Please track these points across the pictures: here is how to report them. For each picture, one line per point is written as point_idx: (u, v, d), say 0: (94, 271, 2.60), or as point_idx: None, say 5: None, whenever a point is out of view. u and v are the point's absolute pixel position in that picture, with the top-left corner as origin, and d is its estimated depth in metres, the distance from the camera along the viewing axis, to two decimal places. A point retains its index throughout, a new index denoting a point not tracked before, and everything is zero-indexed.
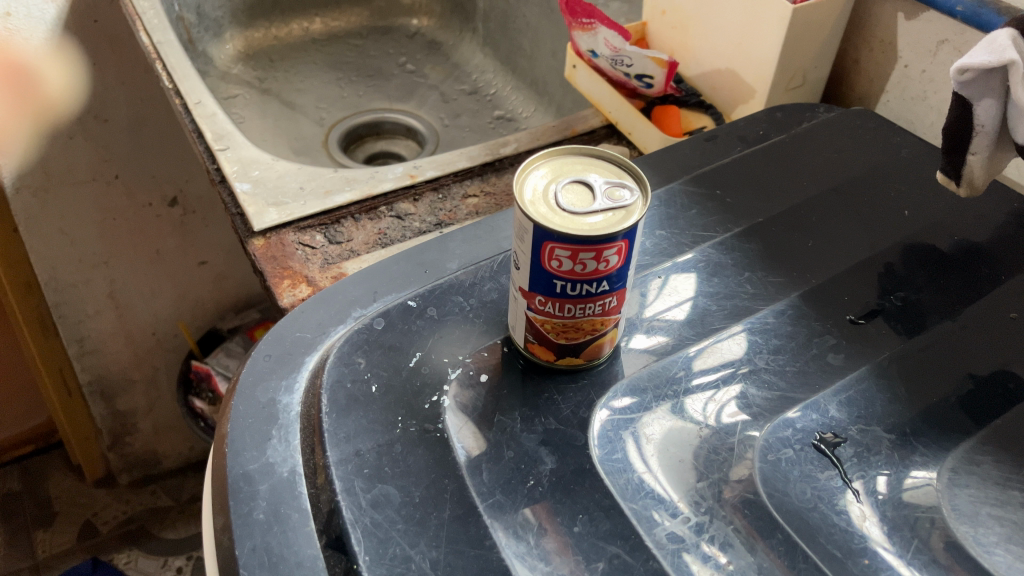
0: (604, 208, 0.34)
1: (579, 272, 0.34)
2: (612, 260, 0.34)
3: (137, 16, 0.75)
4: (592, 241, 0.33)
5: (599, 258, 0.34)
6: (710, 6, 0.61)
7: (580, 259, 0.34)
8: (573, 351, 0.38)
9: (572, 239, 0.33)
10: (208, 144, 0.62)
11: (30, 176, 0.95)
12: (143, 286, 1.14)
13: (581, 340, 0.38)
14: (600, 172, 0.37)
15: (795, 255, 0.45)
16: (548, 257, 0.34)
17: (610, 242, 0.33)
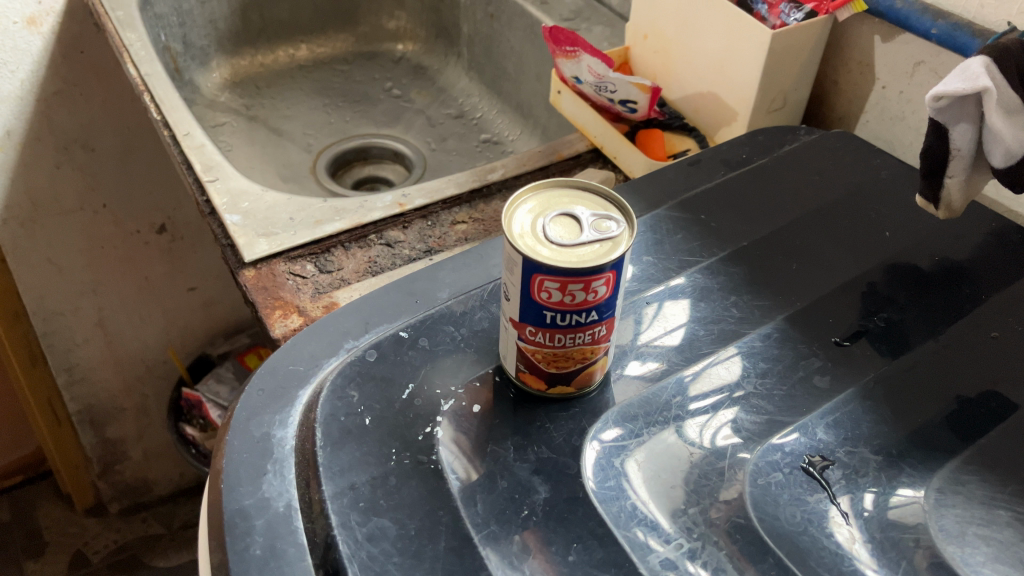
0: (591, 239, 0.35)
1: (570, 302, 0.35)
2: (600, 290, 0.35)
3: (124, 48, 0.76)
4: (580, 273, 0.34)
5: (589, 288, 0.35)
6: (691, 30, 0.62)
7: (568, 290, 0.35)
8: (564, 379, 0.39)
9: (561, 272, 0.34)
10: (197, 175, 0.62)
11: (18, 206, 0.96)
12: (133, 314, 1.14)
13: (573, 368, 0.38)
14: (586, 204, 0.37)
15: (780, 278, 0.46)
16: (538, 289, 0.35)
17: (599, 274, 0.34)
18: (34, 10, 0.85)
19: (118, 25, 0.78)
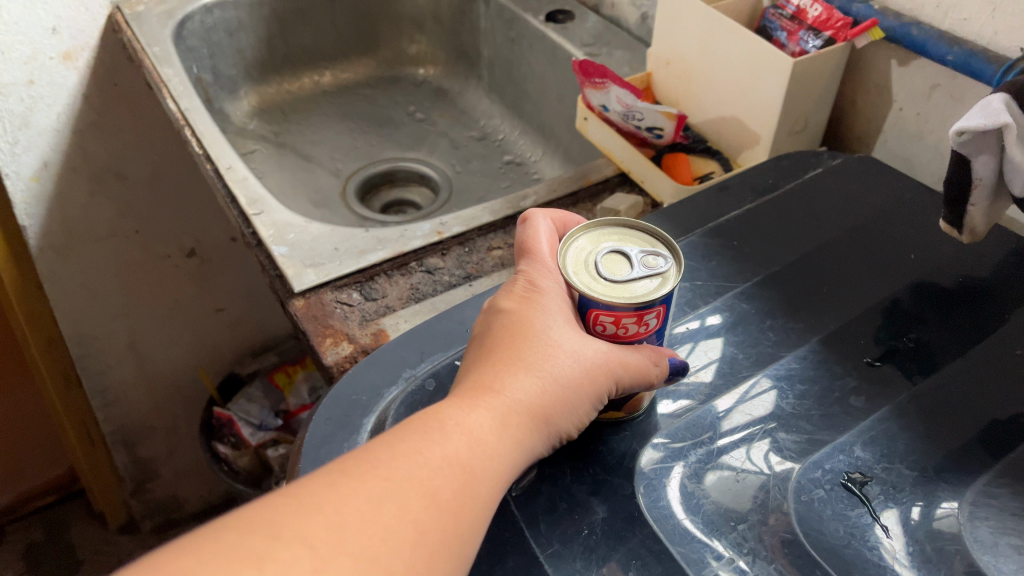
0: (642, 275, 0.37)
1: (622, 332, 0.39)
2: (651, 321, 0.38)
3: (161, 83, 0.78)
4: (633, 307, 0.37)
5: (640, 318, 0.38)
6: (713, 58, 0.65)
7: (622, 323, 0.38)
8: (615, 406, 0.41)
9: (615, 306, 0.37)
10: (242, 208, 0.65)
11: (54, 235, 0.99)
12: (163, 335, 1.17)
13: (623, 397, 0.40)
14: (635, 243, 0.40)
15: (812, 301, 0.48)
16: (595, 321, 0.39)
17: (649, 307, 0.37)
18: (69, 45, 0.88)
19: (155, 60, 0.81)
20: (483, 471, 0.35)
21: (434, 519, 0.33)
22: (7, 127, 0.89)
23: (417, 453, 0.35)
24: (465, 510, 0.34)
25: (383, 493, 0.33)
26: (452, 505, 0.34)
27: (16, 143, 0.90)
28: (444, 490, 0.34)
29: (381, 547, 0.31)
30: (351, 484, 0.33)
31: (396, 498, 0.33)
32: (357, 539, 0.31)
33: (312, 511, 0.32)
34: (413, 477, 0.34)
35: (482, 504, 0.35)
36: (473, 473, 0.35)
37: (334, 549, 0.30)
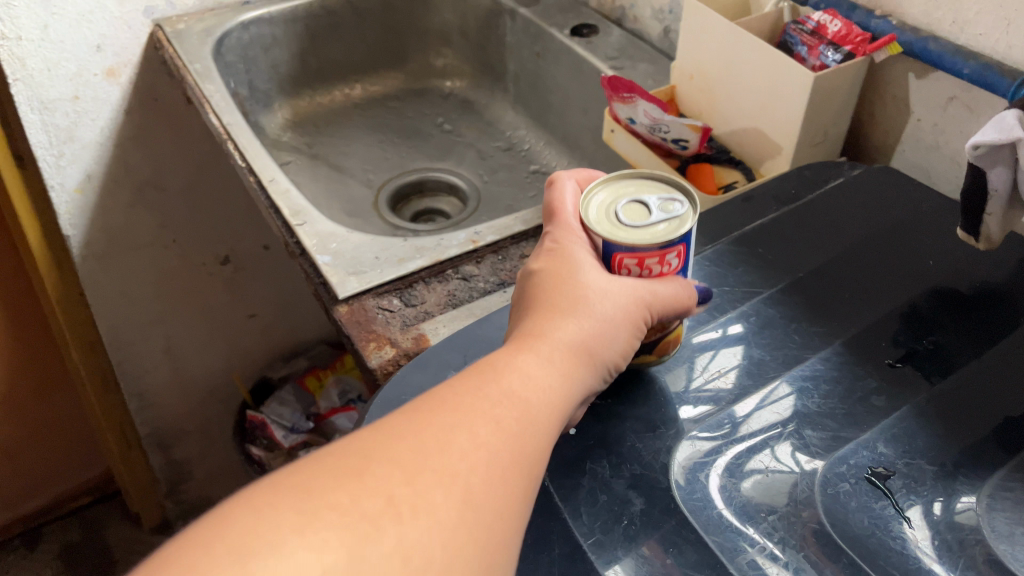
0: (660, 219, 0.42)
1: (646, 274, 0.44)
2: (672, 261, 0.43)
3: (204, 99, 0.82)
4: (654, 247, 0.42)
5: (661, 260, 0.43)
6: (736, 72, 0.67)
7: (646, 264, 0.43)
8: (646, 350, 0.47)
9: (639, 247, 0.42)
10: (285, 219, 0.68)
11: (96, 244, 1.03)
12: (198, 341, 1.20)
13: (652, 338, 0.46)
14: (653, 190, 0.45)
15: (835, 306, 0.50)
16: (620, 265, 0.44)
17: (667, 248, 0.42)
18: (113, 62, 0.91)
19: (197, 77, 0.84)
20: (538, 399, 0.40)
21: (501, 441, 0.37)
22: (53, 141, 0.92)
23: (476, 388, 0.39)
24: (527, 428, 0.39)
25: (453, 418, 0.37)
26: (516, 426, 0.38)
27: (61, 156, 0.94)
28: (505, 413, 0.39)
29: (456, 461, 0.36)
30: (425, 413, 0.38)
31: (466, 423, 0.37)
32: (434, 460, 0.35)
33: (395, 440, 0.36)
34: (477, 404, 0.38)
35: (542, 424, 0.39)
36: (530, 400, 0.40)
37: (417, 468, 0.35)
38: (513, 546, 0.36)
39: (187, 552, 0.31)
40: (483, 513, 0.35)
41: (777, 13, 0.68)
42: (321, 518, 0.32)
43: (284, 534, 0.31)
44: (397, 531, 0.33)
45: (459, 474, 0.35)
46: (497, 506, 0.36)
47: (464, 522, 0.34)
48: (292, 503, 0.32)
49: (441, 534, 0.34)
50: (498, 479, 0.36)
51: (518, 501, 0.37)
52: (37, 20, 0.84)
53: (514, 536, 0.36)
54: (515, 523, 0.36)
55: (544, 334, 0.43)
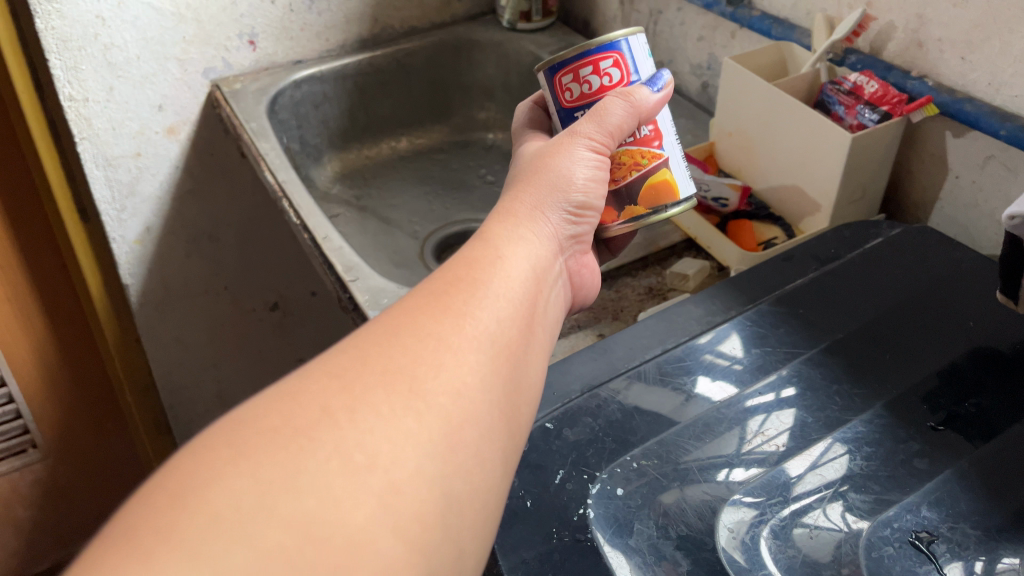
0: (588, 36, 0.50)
1: (588, 89, 0.50)
2: (611, 72, 0.50)
3: (260, 157, 0.86)
4: (581, 53, 0.49)
5: (598, 71, 0.50)
6: (774, 129, 0.69)
7: (583, 78, 0.50)
8: (631, 200, 0.53)
9: (569, 60, 0.50)
10: (339, 275, 0.70)
11: (153, 293, 1.07)
12: (247, 384, 1.24)
13: (631, 178, 0.52)
14: None
15: (876, 368, 0.51)
16: (564, 91, 0.51)
17: (594, 56, 0.49)
18: (173, 121, 0.96)
19: (253, 135, 0.88)
20: (494, 280, 0.42)
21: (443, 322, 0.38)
22: (115, 195, 0.97)
23: (424, 292, 0.40)
24: (472, 299, 0.40)
25: (398, 324, 0.38)
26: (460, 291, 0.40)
27: (123, 210, 0.98)
28: (455, 301, 0.39)
29: (401, 358, 0.36)
30: (375, 323, 0.38)
31: (413, 324, 0.38)
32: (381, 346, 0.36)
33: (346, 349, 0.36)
34: (423, 309, 0.39)
35: (498, 304, 0.41)
36: (480, 290, 0.41)
37: (357, 362, 0.35)
38: (479, 414, 0.36)
39: (124, 514, 0.29)
40: (439, 402, 0.35)
41: (814, 73, 0.70)
42: (256, 448, 0.31)
43: (216, 468, 0.30)
44: (337, 436, 0.32)
45: (403, 372, 0.35)
46: (454, 391, 0.36)
47: (417, 412, 0.34)
48: (225, 439, 0.31)
49: (392, 425, 0.33)
50: (453, 364, 0.37)
51: (480, 381, 0.37)
52: (104, 83, 0.89)
53: (484, 420, 0.37)
54: (479, 411, 0.36)
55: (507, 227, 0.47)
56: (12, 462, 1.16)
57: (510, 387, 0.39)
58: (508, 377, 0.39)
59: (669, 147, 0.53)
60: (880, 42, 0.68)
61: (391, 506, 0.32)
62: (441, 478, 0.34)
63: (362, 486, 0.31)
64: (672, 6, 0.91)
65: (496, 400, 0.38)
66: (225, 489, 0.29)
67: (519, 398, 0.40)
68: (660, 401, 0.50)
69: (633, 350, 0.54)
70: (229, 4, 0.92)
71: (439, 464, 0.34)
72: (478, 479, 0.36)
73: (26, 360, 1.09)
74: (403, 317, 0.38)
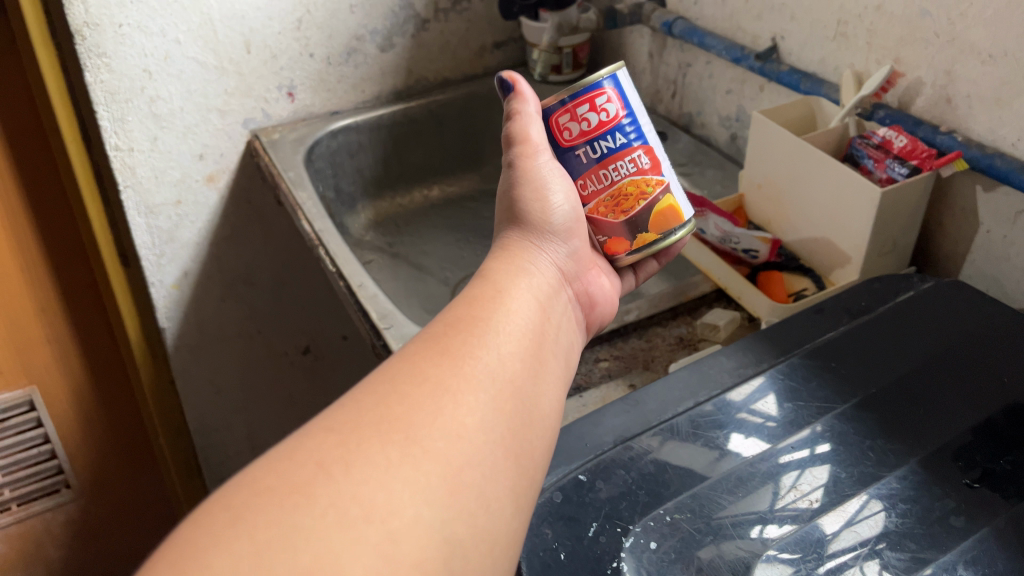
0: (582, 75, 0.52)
1: (587, 126, 0.52)
2: (607, 107, 0.51)
3: (297, 206, 0.88)
4: (577, 92, 0.51)
5: (595, 108, 0.51)
6: (804, 182, 0.70)
7: (581, 115, 0.52)
8: (639, 231, 0.54)
9: (566, 99, 0.51)
10: (373, 322, 0.72)
11: (188, 336, 1.10)
12: (277, 427, 1.27)
13: (637, 208, 0.53)
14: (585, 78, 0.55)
15: (910, 424, 0.51)
16: (562, 129, 0.52)
17: (593, 91, 0.51)
18: (213, 169, 0.99)
19: (291, 184, 0.91)
20: (493, 320, 0.43)
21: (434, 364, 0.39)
22: (155, 241, 0.99)
23: (426, 340, 0.41)
24: (465, 339, 0.41)
25: (397, 373, 0.39)
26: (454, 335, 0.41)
27: (162, 255, 1.01)
28: (454, 344, 0.41)
29: (398, 407, 0.37)
30: (377, 373, 0.40)
31: (413, 371, 0.39)
32: (375, 397, 0.37)
33: (341, 405, 0.37)
34: (422, 356, 0.40)
35: (499, 340, 0.42)
36: (479, 331, 0.42)
37: (351, 416, 0.36)
38: (480, 455, 0.37)
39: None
40: (437, 446, 0.36)
41: (843, 127, 0.71)
42: (253, 511, 0.32)
43: (213, 534, 0.31)
44: (333, 490, 0.33)
45: (397, 421, 0.36)
46: (454, 433, 0.37)
47: (415, 461, 0.35)
48: (223, 503, 0.32)
49: (389, 474, 0.34)
50: (451, 407, 0.38)
51: (483, 420, 0.38)
52: (148, 133, 0.92)
53: (488, 461, 0.37)
54: (481, 454, 0.37)
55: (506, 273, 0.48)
56: (46, 501, 1.17)
57: (518, 423, 0.40)
58: (515, 413, 0.40)
59: (669, 174, 0.54)
60: (909, 97, 0.69)
61: (388, 557, 0.32)
62: (442, 524, 0.34)
63: (358, 539, 0.32)
64: (701, 59, 0.92)
65: (501, 439, 0.38)
66: (221, 554, 0.30)
67: (530, 432, 0.40)
68: (692, 458, 0.50)
69: (666, 403, 0.55)
70: (270, 58, 0.95)
71: (439, 510, 0.34)
72: (485, 522, 0.36)
73: (63, 401, 1.11)
74: (400, 367, 0.40)
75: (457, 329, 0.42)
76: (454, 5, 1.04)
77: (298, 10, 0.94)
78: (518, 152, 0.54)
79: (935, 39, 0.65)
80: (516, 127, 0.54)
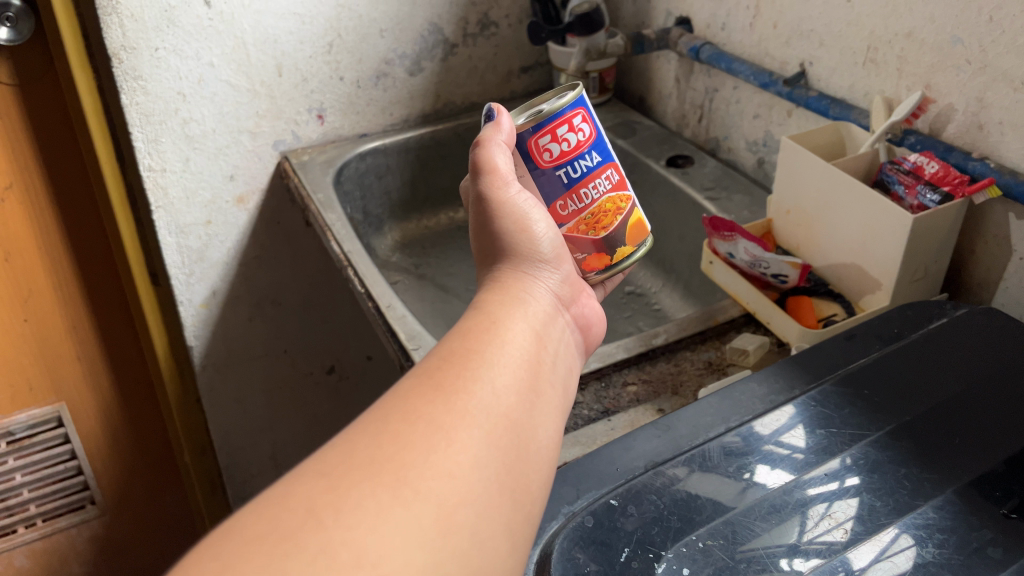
0: (553, 99, 0.54)
1: (566, 146, 0.54)
2: (581, 127, 0.54)
3: (326, 227, 0.89)
4: (557, 114, 0.53)
5: (572, 128, 0.54)
6: (833, 208, 0.70)
7: (562, 136, 0.54)
8: (617, 244, 0.57)
9: (547, 121, 0.53)
10: (402, 342, 0.72)
11: (215, 355, 1.11)
12: (302, 446, 1.28)
13: (615, 222, 0.56)
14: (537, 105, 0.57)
15: (945, 453, 0.51)
16: (540, 151, 0.54)
17: (568, 113, 0.54)
18: (243, 190, 1.00)
19: (320, 206, 0.92)
20: (487, 352, 0.42)
21: (425, 400, 0.39)
22: (185, 260, 1.01)
23: (419, 375, 0.41)
24: (455, 373, 0.41)
25: (388, 412, 0.38)
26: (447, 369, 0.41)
27: (192, 274, 1.02)
28: (447, 379, 0.40)
29: (389, 447, 0.36)
30: (369, 412, 0.39)
31: (406, 407, 0.39)
32: (366, 435, 0.37)
33: (332, 445, 0.37)
34: (415, 393, 0.39)
35: (493, 373, 0.41)
36: (473, 364, 0.41)
37: (340, 458, 0.36)
38: (472, 493, 0.37)
39: None
40: (428, 486, 0.35)
41: (874, 152, 0.71)
42: (242, 561, 0.31)
43: None
44: (322, 538, 0.33)
45: (389, 460, 0.36)
46: (445, 472, 0.36)
47: (406, 502, 0.35)
48: (212, 553, 0.32)
49: (379, 519, 0.34)
50: (443, 445, 0.37)
51: (478, 456, 0.38)
52: (181, 155, 0.93)
53: (483, 498, 0.37)
54: (475, 491, 0.37)
55: (500, 305, 0.47)
56: (71, 517, 1.18)
57: (513, 457, 0.39)
58: (509, 447, 0.40)
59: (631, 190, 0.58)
60: (940, 123, 0.69)
61: None
62: (433, 565, 0.34)
63: None
64: (728, 84, 0.93)
65: (495, 475, 0.38)
66: None
67: (525, 467, 0.40)
68: (719, 488, 0.50)
69: (697, 428, 0.55)
70: (301, 81, 0.97)
71: (432, 553, 0.34)
72: (478, 560, 0.36)
73: (90, 417, 1.12)
74: (392, 402, 0.39)
75: (449, 363, 0.41)
76: (482, 30, 1.05)
77: (329, 35, 0.95)
78: (489, 183, 0.52)
79: (967, 66, 0.65)
80: (482, 155, 0.53)
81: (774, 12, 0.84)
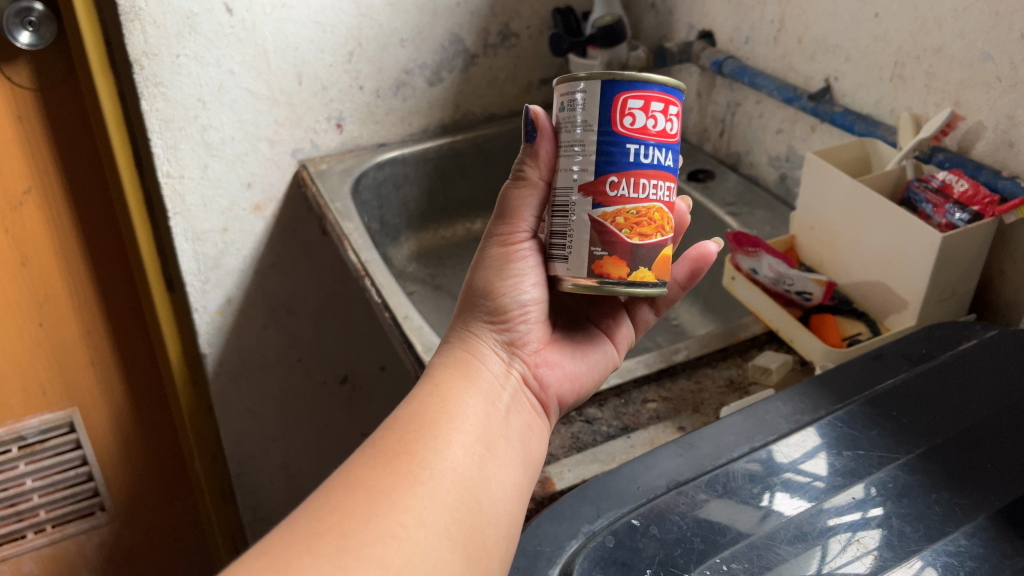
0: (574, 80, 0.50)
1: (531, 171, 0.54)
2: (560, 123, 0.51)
3: (343, 237, 0.88)
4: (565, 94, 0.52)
5: None
6: (858, 225, 0.69)
7: None
8: None
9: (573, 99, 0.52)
10: (418, 354, 0.71)
11: (229, 364, 1.10)
12: (312, 456, 1.28)
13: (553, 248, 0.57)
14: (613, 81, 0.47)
15: (977, 478, 0.50)
16: None
17: None
18: (260, 198, 1.00)
19: (338, 215, 0.91)
20: (432, 416, 0.47)
21: (369, 469, 0.43)
22: (201, 267, 1.00)
23: (369, 445, 0.45)
24: (399, 439, 0.45)
25: (337, 484, 0.43)
26: (395, 436, 0.45)
27: (207, 282, 1.02)
28: (392, 446, 0.44)
29: (330, 519, 0.40)
30: (322, 486, 0.43)
31: (353, 478, 0.43)
32: (310, 512, 0.41)
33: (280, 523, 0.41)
34: (363, 463, 0.44)
35: (438, 435, 0.45)
36: (415, 428, 0.46)
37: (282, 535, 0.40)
38: (418, 549, 0.40)
39: None
40: (370, 552, 0.39)
41: (901, 169, 0.70)
42: None
43: None
44: None
45: (330, 534, 0.39)
46: (391, 535, 0.40)
47: (347, 569, 0.38)
48: None
49: None
50: (386, 510, 0.41)
51: (425, 514, 0.42)
52: (199, 161, 0.93)
53: (433, 554, 0.40)
54: (423, 548, 0.40)
55: (456, 370, 0.51)
56: (80, 524, 1.18)
57: (464, 512, 0.43)
58: (460, 502, 0.43)
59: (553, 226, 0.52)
60: (968, 141, 0.68)
61: None
62: None
63: None
64: (751, 99, 0.92)
65: (445, 530, 0.42)
66: None
67: (479, 519, 0.44)
68: (742, 513, 0.49)
69: (720, 448, 0.54)
70: (320, 89, 0.96)
71: None
72: None
73: (102, 423, 1.12)
74: (341, 474, 0.43)
75: (398, 431, 0.46)
76: (503, 41, 1.05)
77: (350, 43, 0.95)
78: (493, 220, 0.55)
79: (998, 83, 0.63)
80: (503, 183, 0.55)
81: (799, 26, 0.83)
